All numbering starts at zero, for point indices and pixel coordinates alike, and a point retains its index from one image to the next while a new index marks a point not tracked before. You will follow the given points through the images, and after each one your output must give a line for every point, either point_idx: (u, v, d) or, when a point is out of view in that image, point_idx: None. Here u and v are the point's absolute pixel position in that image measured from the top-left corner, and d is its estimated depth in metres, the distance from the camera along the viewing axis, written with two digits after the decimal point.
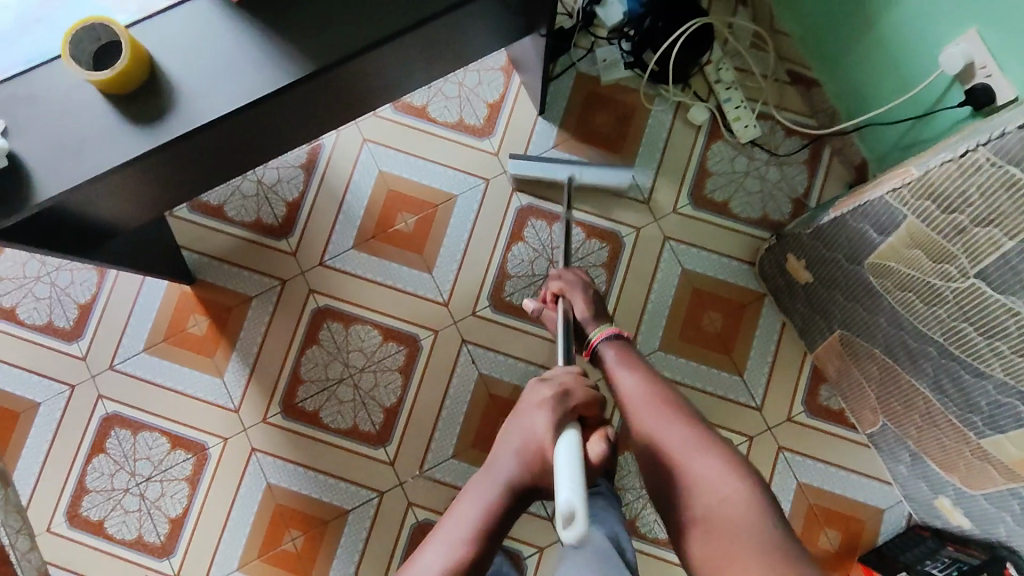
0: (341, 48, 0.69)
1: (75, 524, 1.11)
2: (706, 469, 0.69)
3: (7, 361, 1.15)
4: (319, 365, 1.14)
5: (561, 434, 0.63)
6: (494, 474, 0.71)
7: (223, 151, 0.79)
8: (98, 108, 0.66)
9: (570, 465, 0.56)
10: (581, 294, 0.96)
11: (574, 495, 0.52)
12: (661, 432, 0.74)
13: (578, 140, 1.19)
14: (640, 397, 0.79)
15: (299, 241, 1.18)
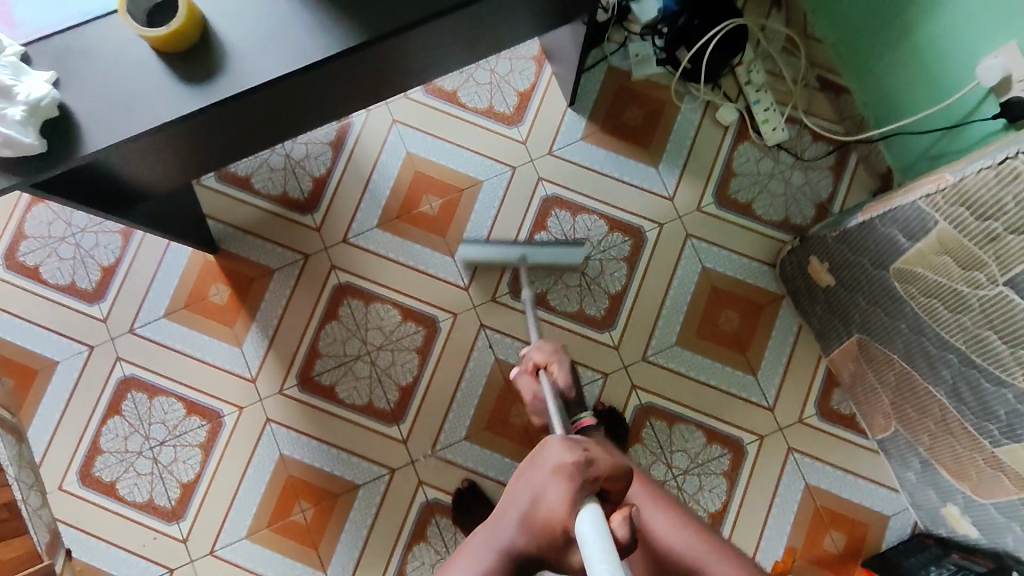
0: (392, 20, 0.69)
1: (87, 484, 1.12)
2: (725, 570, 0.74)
3: (28, 318, 1.16)
4: (337, 341, 1.15)
5: (580, 510, 0.54)
6: (499, 532, 0.64)
7: (264, 118, 0.79)
8: (151, 63, 0.67)
9: (603, 547, 0.48)
10: (564, 366, 0.93)
11: (612, 572, 0.46)
12: (674, 537, 0.77)
13: (606, 133, 1.20)
14: (643, 492, 0.81)
15: (324, 217, 1.18)
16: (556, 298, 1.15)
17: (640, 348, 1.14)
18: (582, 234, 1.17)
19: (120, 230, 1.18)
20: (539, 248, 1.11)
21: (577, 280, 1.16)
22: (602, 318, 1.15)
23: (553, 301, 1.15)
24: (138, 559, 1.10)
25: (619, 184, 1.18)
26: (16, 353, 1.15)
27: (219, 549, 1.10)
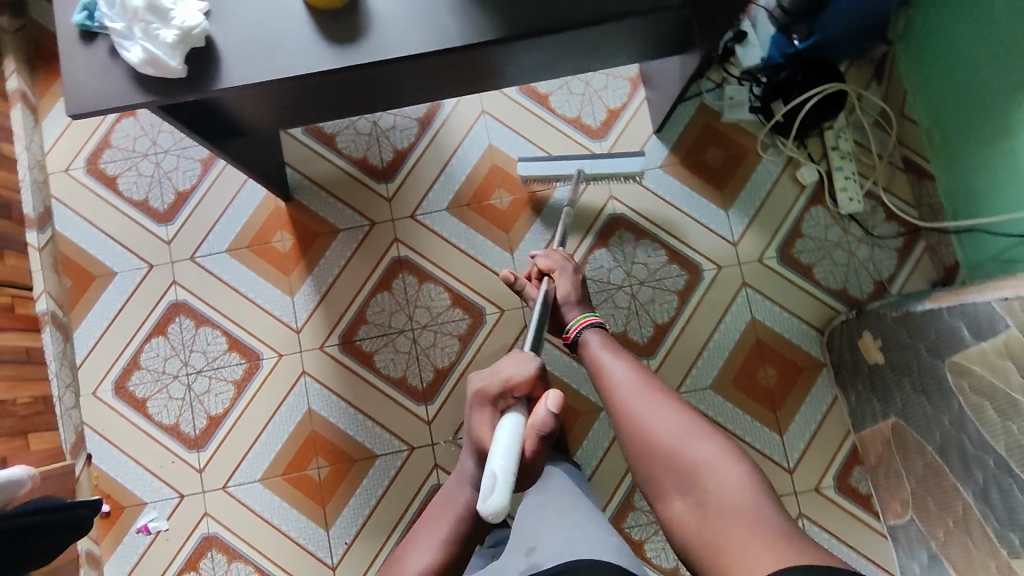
0: (531, 21, 0.70)
1: (120, 395, 1.16)
2: (706, 451, 0.63)
3: (96, 225, 1.20)
4: (386, 311, 1.18)
5: (502, 419, 0.73)
6: (461, 472, 0.83)
7: (378, 86, 0.82)
8: (298, 16, 0.69)
9: (505, 446, 0.68)
10: (567, 275, 0.95)
11: (502, 470, 0.66)
12: (648, 413, 0.69)
13: (685, 168, 1.21)
14: (630, 375, 0.77)
15: (397, 189, 1.21)
16: (603, 315, 1.17)
17: (674, 383, 1.15)
18: (642, 260, 1.18)
19: (201, 159, 1.21)
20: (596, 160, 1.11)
21: (627, 303, 1.17)
22: (644, 345, 1.16)
23: (600, 319, 1.17)
24: (153, 479, 1.13)
25: (687, 219, 1.19)
26: (79, 255, 1.19)
27: (232, 486, 1.13)
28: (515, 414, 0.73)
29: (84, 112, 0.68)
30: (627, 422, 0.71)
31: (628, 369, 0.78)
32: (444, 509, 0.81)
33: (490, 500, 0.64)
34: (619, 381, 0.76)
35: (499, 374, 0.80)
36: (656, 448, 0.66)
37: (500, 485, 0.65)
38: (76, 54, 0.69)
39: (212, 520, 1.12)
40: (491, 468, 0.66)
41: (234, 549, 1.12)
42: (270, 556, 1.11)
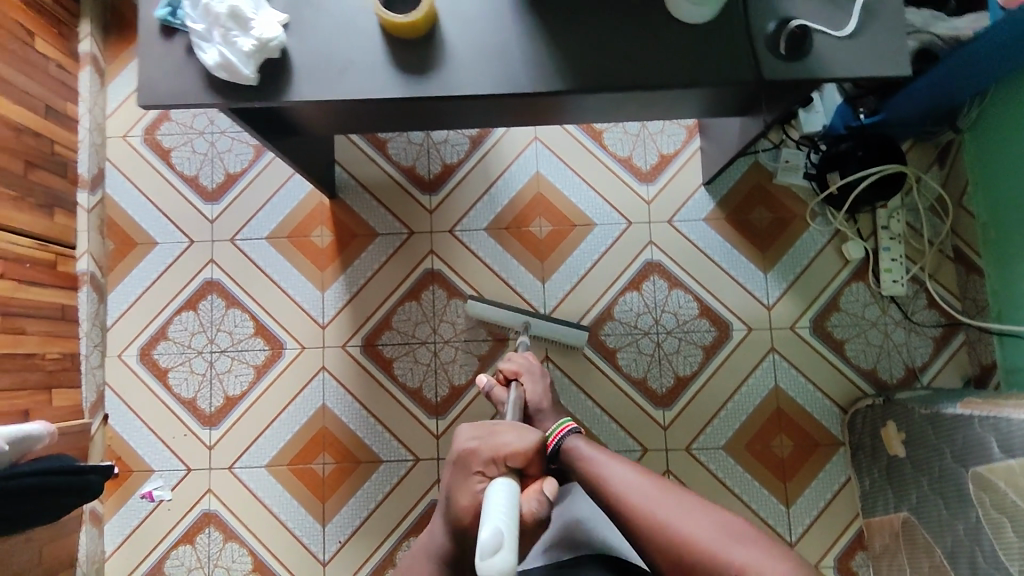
0: (601, 73, 0.69)
1: (143, 362, 1.18)
2: (749, 554, 0.60)
3: (146, 193, 1.22)
4: (411, 320, 1.19)
5: (493, 483, 0.66)
6: (433, 545, 0.76)
7: (438, 107, 0.83)
8: (373, 39, 0.70)
9: (502, 505, 0.61)
10: (534, 378, 0.99)
11: (506, 528, 0.58)
12: (677, 521, 0.64)
13: (729, 224, 1.19)
14: (633, 475, 0.70)
15: (440, 203, 1.22)
16: (625, 358, 1.17)
17: (687, 437, 1.14)
18: (672, 309, 1.18)
19: (254, 145, 1.23)
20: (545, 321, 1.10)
21: (651, 350, 1.17)
22: (662, 394, 1.16)
23: (621, 362, 1.17)
24: (163, 448, 1.15)
25: (723, 275, 1.18)
26: (124, 220, 1.22)
27: (237, 467, 1.15)
28: (504, 479, 0.66)
29: (154, 105, 0.70)
30: (653, 541, 0.64)
31: (631, 473, 0.71)
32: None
33: (492, 559, 0.55)
34: (628, 492, 0.68)
35: (495, 439, 0.73)
36: (695, 562, 0.61)
37: (506, 542, 0.56)
38: (154, 47, 0.70)
39: (214, 497, 1.14)
40: (494, 523, 0.58)
41: (231, 529, 1.13)
42: (264, 541, 1.13)
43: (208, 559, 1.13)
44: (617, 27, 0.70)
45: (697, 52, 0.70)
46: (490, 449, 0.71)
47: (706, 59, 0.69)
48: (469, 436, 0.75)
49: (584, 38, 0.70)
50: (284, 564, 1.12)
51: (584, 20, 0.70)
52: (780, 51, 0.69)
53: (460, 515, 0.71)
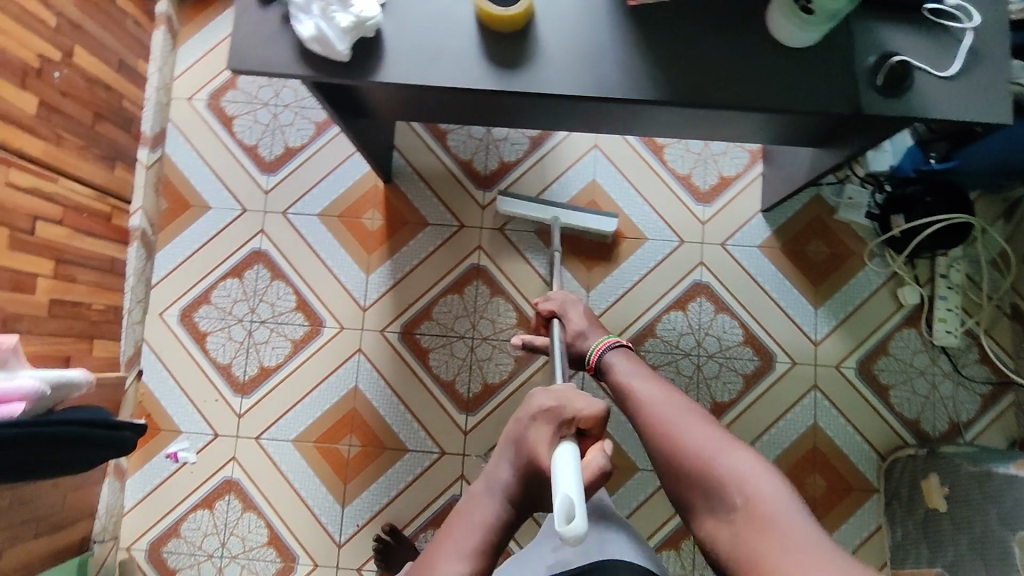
0: (696, 86, 0.68)
1: (183, 323, 1.18)
2: (743, 464, 0.59)
3: (204, 157, 1.23)
4: (451, 313, 1.19)
5: (557, 448, 0.63)
6: (492, 481, 0.66)
7: (516, 103, 0.82)
8: (467, 29, 0.70)
9: (572, 471, 0.59)
10: (574, 309, 0.93)
11: (576, 494, 0.56)
12: (680, 429, 0.66)
13: (784, 253, 1.18)
14: (653, 387, 0.74)
15: (493, 199, 1.21)
16: (662, 377, 1.15)
17: None
18: (716, 333, 1.16)
19: (316, 122, 1.23)
20: (572, 211, 1.15)
21: (689, 371, 1.15)
22: None
23: None
24: (193, 411, 1.16)
25: (772, 305, 1.16)
26: (180, 181, 1.22)
27: (265, 439, 1.15)
28: (568, 444, 0.63)
29: (244, 70, 0.70)
30: (659, 444, 0.67)
31: (661, 389, 0.74)
32: (472, 517, 0.64)
33: (569, 526, 0.53)
34: (651, 402, 0.72)
35: (568, 404, 0.68)
36: (688, 466, 0.62)
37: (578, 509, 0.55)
38: (251, 14, 0.70)
39: (238, 466, 1.14)
40: (564, 490, 0.56)
41: (250, 499, 1.13)
42: (283, 515, 1.13)
43: (224, 526, 1.13)
44: (717, 42, 0.68)
45: (796, 76, 0.68)
46: (569, 408, 0.68)
47: (804, 84, 0.68)
48: (542, 394, 0.69)
49: (679, 50, 0.68)
50: (299, 540, 1.12)
51: (683, 33, 0.68)
52: (877, 84, 0.67)
53: (534, 461, 0.65)
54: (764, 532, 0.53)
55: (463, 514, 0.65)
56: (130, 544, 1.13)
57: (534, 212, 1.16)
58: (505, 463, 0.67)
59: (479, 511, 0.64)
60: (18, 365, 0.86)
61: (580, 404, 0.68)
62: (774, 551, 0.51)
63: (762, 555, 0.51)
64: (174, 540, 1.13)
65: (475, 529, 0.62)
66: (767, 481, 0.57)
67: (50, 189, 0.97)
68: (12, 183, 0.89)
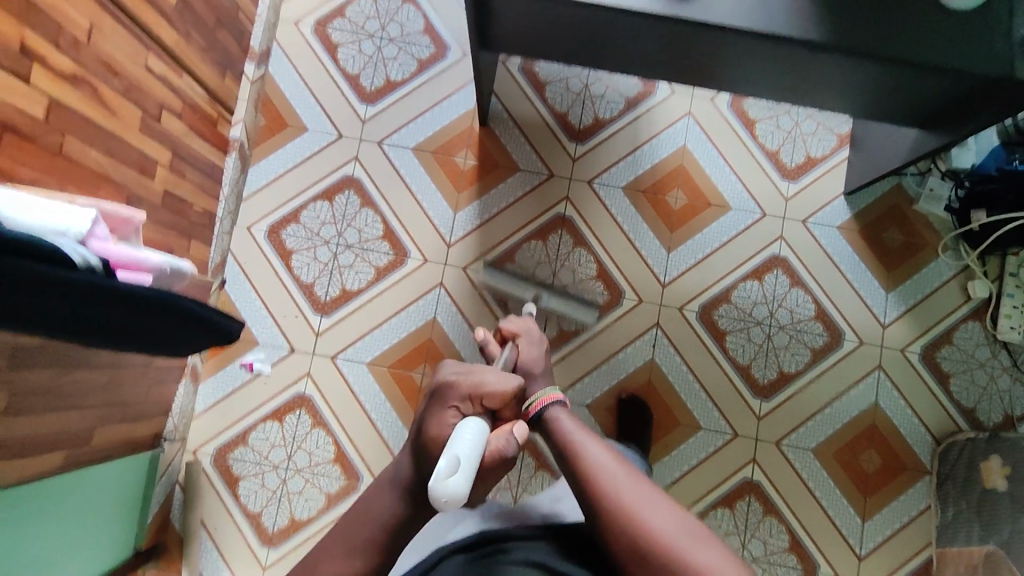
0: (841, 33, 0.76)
1: (270, 239, 1.20)
2: (713, 562, 0.62)
3: (306, 80, 1.25)
4: (534, 259, 1.21)
5: (463, 422, 0.72)
6: (394, 476, 0.77)
7: (657, 37, 0.85)
8: None
9: (469, 441, 0.69)
10: (532, 339, 0.94)
11: (462, 460, 0.67)
12: (648, 514, 0.65)
13: (861, 237, 1.21)
14: (607, 456, 0.72)
15: (584, 153, 1.24)
16: (733, 342, 1.18)
17: (779, 433, 1.17)
18: (789, 305, 1.19)
19: (419, 60, 1.26)
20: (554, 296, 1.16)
21: (760, 340, 1.19)
22: (763, 385, 1.17)
23: (729, 345, 1.19)
24: (272, 325, 1.18)
25: (845, 285, 1.20)
26: (279, 100, 1.24)
27: (340, 358, 1.18)
28: (475, 420, 0.72)
29: None
30: (616, 528, 0.65)
31: (614, 461, 0.71)
32: (372, 512, 0.75)
33: (446, 480, 0.64)
34: (609, 478, 0.69)
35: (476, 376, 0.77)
36: (657, 557, 0.63)
37: (459, 470, 0.65)
38: None
39: (311, 382, 1.17)
40: (454, 452, 0.67)
41: (321, 416, 1.16)
42: (351, 436, 1.15)
43: (292, 440, 1.15)
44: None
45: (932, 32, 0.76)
46: (471, 388, 0.76)
47: (938, 40, 0.76)
48: (451, 369, 0.79)
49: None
50: (364, 461, 1.15)
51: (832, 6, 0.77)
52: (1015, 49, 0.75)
53: (428, 442, 0.74)
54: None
55: (366, 508, 0.76)
56: (197, 448, 1.15)
57: (517, 286, 1.17)
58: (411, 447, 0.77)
59: (378, 503, 0.75)
60: (131, 239, 0.85)
61: (485, 382, 0.77)
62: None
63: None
64: (240, 448, 1.15)
65: (374, 522, 0.74)
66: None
67: (176, 82, 0.98)
68: (148, 67, 0.90)
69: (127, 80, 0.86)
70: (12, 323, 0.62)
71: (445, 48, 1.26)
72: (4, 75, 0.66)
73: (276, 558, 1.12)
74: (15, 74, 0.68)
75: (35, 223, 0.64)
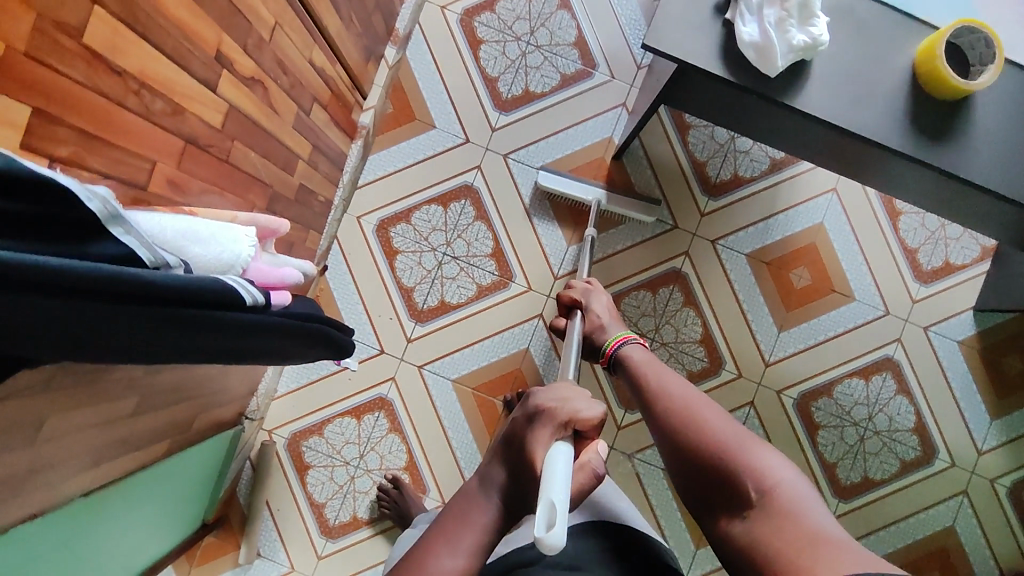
0: None
1: (379, 234, 1.18)
2: (768, 459, 0.61)
3: (442, 75, 1.18)
4: (639, 310, 1.17)
5: (550, 450, 0.57)
6: (487, 482, 0.60)
7: (857, 159, 0.78)
8: (892, 91, 0.70)
9: (562, 473, 0.53)
10: (597, 298, 0.98)
11: (561, 501, 0.50)
12: (707, 420, 0.68)
13: (980, 357, 1.16)
14: (672, 380, 0.78)
15: (715, 210, 1.18)
16: (825, 438, 1.16)
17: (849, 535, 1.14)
18: (889, 412, 1.16)
19: (563, 75, 1.18)
20: (613, 195, 1.13)
21: (852, 441, 1.16)
22: (845, 486, 1.15)
23: (820, 439, 1.16)
24: (366, 323, 1.18)
25: (952, 402, 1.16)
26: (412, 90, 1.18)
27: (427, 369, 1.18)
28: (562, 451, 0.56)
29: (655, 48, 0.68)
30: (676, 434, 0.69)
31: (683, 387, 0.75)
32: (466, 515, 0.59)
33: (549, 533, 0.48)
34: (676, 399, 0.73)
35: (571, 405, 0.60)
36: (712, 458, 0.64)
37: (559, 515, 0.49)
38: None
39: (394, 386, 1.18)
40: (546, 495, 0.50)
41: (398, 422, 1.18)
42: (424, 449, 1.17)
43: (367, 440, 1.18)
44: None
45: None
46: (569, 411, 0.60)
47: None
48: (545, 395, 0.62)
49: None
50: (432, 474, 1.17)
51: None
52: None
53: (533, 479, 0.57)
54: (781, 520, 0.55)
55: (457, 515, 0.59)
56: (273, 429, 1.18)
57: (575, 193, 1.13)
58: (495, 466, 0.61)
59: (476, 513, 0.59)
60: (268, 248, 0.80)
61: (579, 405, 0.61)
62: (797, 550, 0.51)
63: (782, 548, 0.53)
64: (314, 438, 1.18)
65: (473, 528, 0.58)
66: (788, 479, 0.59)
67: (329, 73, 0.92)
68: (311, 61, 0.84)
69: (293, 77, 0.81)
70: (181, 355, 0.59)
71: (593, 66, 1.18)
72: (194, 85, 0.61)
73: (333, 549, 1.16)
74: (205, 84, 0.63)
75: (210, 252, 0.60)
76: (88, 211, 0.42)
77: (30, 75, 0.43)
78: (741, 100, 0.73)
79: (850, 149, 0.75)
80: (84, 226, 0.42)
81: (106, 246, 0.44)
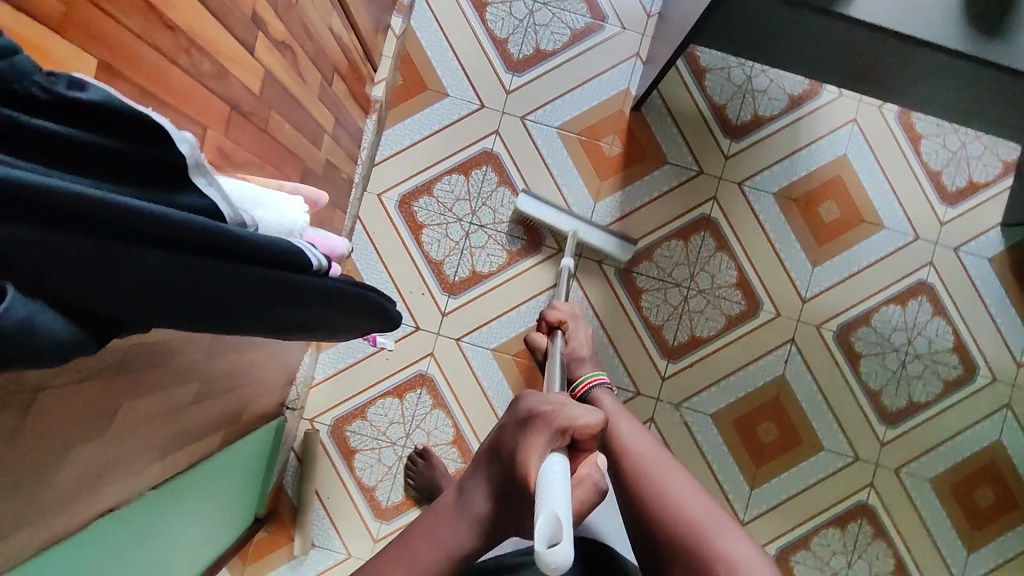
0: None
1: (401, 210, 1.16)
2: (738, 547, 0.58)
3: (450, 41, 1.16)
4: (672, 260, 1.16)
5: (543, 461, 0.51)
6: (461, 503, 0.55)
7: (897, 71, 0.77)
8: None
9: (558, 482, 0.48)
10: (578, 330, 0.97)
11: (564, 512, 0.45)
12: (674, 494, 0.65)
13: (1012, 272, 1.17)
14: (642, 437, 0.74)
15: (738, 152, 1.17)
16: (867, 366, 1.16)
17: (899, 460, 1.15)
18: (928, 334, 1.16)
19: (573, 30, 1.16)
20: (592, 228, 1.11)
21: (893, 367, 1.16)
22: (891, 412, 1.16)
23: (862, 369, 1.16)
24: (399, 300, 1.16)
25: (988, 319, 1.16)
26: (421, 59, 1.15)
27: (465, 341, 1.17)
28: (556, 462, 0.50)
29: None
30: (642, 504, 0.65)
31: (651, 450, 0.72)
32: (431, 539, 0.53)
33: (554, 548, 0.43)
34: (644, 464, 0.70)
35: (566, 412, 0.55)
36: (678, 538, 0.61)
37: (564, 528, 0.44)
38: None
39: (433, 361, 1.17)
40: (546, 502, 0.45)
41: (442, 397, 1.16)
42: (471, 420, 1.16)
43: (412, 417, 1.16)
44: None
45: None
46: (565, 417, 0.54)
47: None
48: (541, 398, 0.56)
49: None
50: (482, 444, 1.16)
51: None
52: None
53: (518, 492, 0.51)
54: None
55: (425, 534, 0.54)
56: (315, 417, 1.17)
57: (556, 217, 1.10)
58: (475, 481, 0.56)
59: (446, 534, 0.54)
60: None
61: (576, 412, 0.55)
62: None
63: None
64: (357, 422, 1.16)
65: (439, 552, 0.53)
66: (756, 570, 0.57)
67: (346, 41, 0.90)
68: (331, 27, 0.82)
69: (317, 44, 0.78)
70: (257, 322, 0.55)
71: (602, 18, 1.16)
72: (235, 45, 0.58)
73: (388, 531, 1.15)
74: (245, 45, 0.60)
75: (271, 217, 0.58)
76: (179, 154, 0.40)
77: (91, 22, 0.40)
78: (785, 19, 0.72)
79: (892, 61, 0.75)
80: (173, 171, 0.40)
81: (192, 196, 0.41)
